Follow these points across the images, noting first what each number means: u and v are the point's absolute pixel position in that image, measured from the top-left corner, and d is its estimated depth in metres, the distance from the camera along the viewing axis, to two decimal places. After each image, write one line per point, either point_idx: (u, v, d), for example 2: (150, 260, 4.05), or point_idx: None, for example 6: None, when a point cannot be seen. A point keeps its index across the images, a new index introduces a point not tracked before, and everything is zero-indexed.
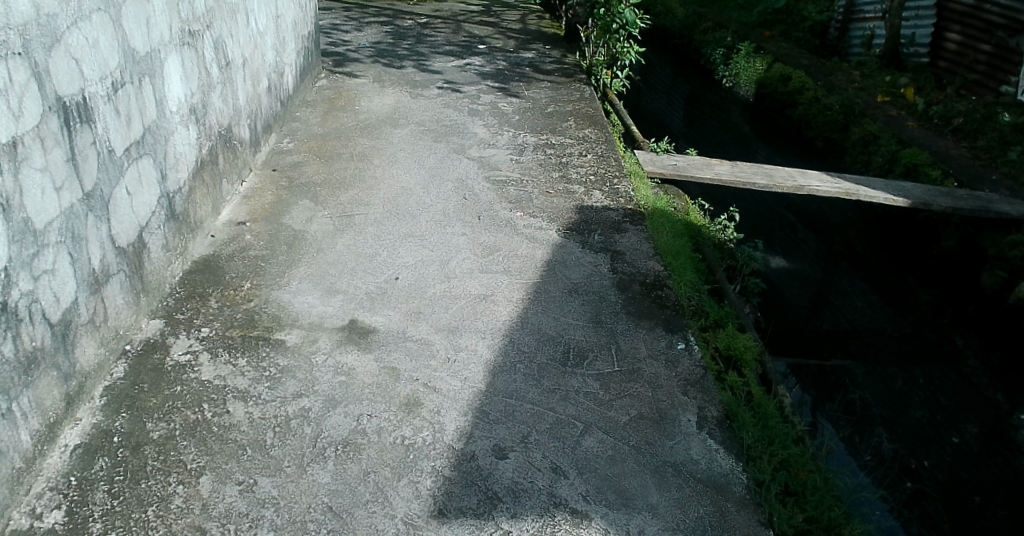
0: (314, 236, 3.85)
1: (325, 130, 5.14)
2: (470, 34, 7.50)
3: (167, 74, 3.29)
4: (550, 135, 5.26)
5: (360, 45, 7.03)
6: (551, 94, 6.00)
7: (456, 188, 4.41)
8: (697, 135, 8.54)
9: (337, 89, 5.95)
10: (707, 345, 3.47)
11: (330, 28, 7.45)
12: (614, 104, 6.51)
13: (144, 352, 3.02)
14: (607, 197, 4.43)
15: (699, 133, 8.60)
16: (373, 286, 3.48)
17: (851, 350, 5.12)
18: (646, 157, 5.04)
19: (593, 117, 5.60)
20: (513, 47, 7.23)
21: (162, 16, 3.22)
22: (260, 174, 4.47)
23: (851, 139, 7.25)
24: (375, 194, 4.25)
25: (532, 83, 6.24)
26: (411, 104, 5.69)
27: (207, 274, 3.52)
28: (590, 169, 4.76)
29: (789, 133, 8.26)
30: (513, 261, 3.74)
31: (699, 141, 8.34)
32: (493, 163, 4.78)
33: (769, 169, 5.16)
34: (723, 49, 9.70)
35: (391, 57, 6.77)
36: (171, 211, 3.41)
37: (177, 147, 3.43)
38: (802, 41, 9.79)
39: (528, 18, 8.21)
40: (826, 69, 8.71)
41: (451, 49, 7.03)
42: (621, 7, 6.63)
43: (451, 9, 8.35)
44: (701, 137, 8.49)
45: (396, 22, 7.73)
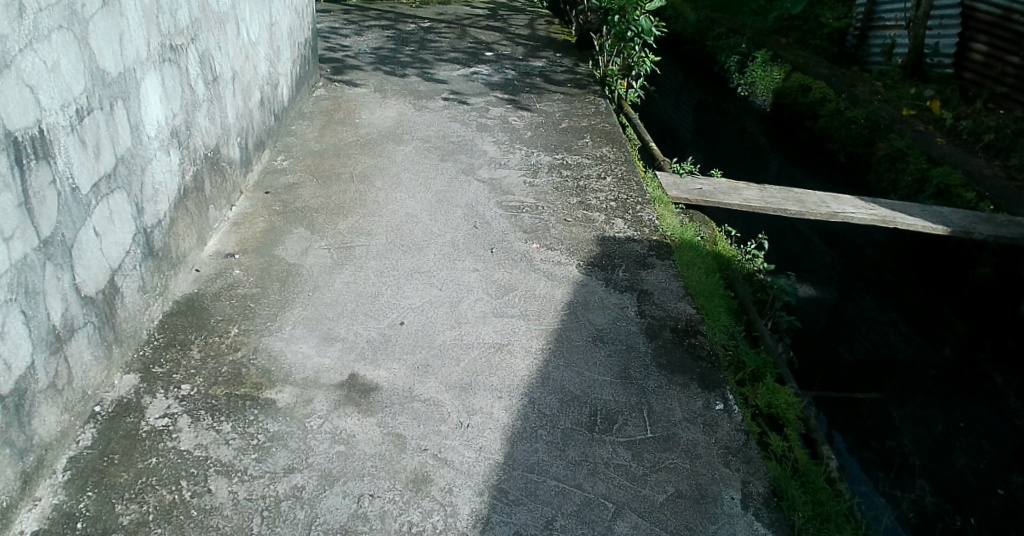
0: (310, 271, 3.49)
1: (322, 147, 4.78)
2: (476, 40, 7.14)
3: (144, 96, 2.95)
4: (565, 153, 4.89)
5: (360, 51, 6.65)
6: (565, 107, 5.65)
7: (466, 214, 4.05)
8: (712, 147, 8.17)
9: (337, 99, 5.59)
10: (746, 402, 3.09)
11: (329, 32, 7.08)
12: (631, 117, 6.16)
13: (116, 416, 2.68)
14: (630, 226, 4.08)
15: (714, 145, 8.22)
16: (374, 331, 3.12)
17: (887, 389, 4.72)
18: (668, 180, 4.68)
19: (610, 134, 5.24)
20: (522, 54, 6.87)
21: (137, 31, 2.87)
22: (252, 197, 4.10)
23: (877, 156, 6.91)
24: (378, 223, 3.89)
25: (543, 95, 5.88)
26: (415, 118, 5.33)
27: (190, 317, 3.17)
28: (611, 193, 4.41)
29: (809, 147, 7.90)
30: (530, 301, 3.38)
31: (714, 154, 7.97)
32: (505, 186, 4.41)
33: (800, 194, 4.82)
34: (738, 56, 9.33)
35: (394, 64, 6.41)
36: (149, 248, 3.06)
37: (156, 177, 3.08)
38: (819, 49, 9.44)
39: (536, 23, 7.85)
40: (847, 79, 8.36)
41: (457, 56, 6.67)
42: (637, 14, 6.27)
43: (455, 12, 7.99)
44: (717, 150, 8.11)
45: (398, 26, 7.36)
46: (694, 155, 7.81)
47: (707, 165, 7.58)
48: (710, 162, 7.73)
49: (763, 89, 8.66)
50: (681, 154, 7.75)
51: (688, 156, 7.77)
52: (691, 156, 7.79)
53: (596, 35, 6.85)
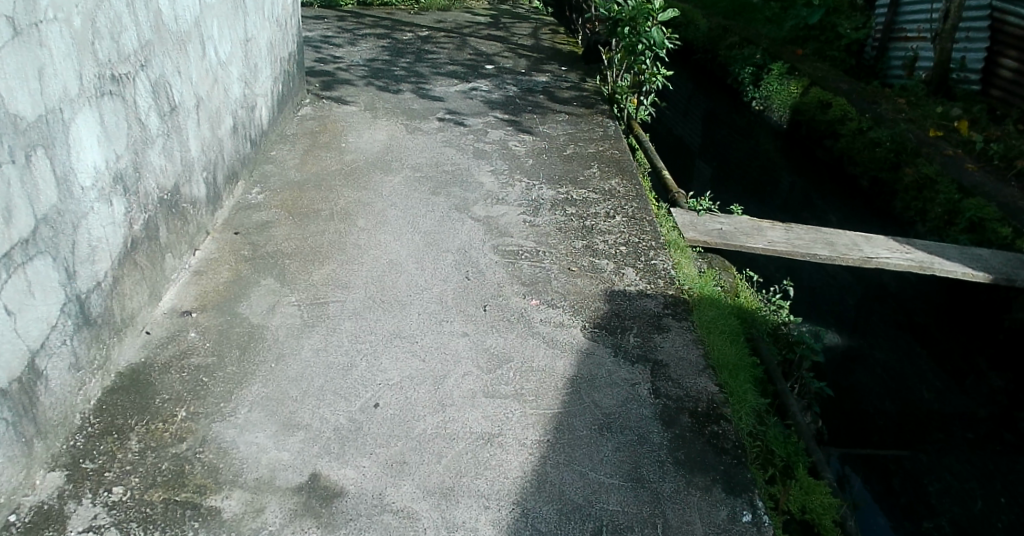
0: (276, 334, 3.05)
1: (302, 176, 4.33)
2: (476, 51, 6.68)
3: (78, 139, 2.49)
4: (569, 185, 4.41)
5: (352, 63, 6.22)
6: (570, 129, 5.18)
7: (457, 260, 3.60)
8: (726, 169, 7.69)
9: (322, 118, 5.15)
10: (777, 506, 2.74)
11: (320, 41, 6.65)
12: (641, 138, 5.62)
13: (32, 528, 2.24)
14: (642, 277, 3.62)
15: (728, 168, 7.75)
16: (344, 416, 2.68)
17: (922, 457, 4.20)
18: (684, 219, 4.22)
19: (620, 162, 4.77)
20: (525, 68, 6.41)
21: (66, 63, 2.40)
22: (219, 239, 3.66)
23: (903, 182, 6.46)
24: (357, 272, 3.44)
25: (547, 114, 5.41)
26: (406, 141, 4.87)
27: (133, 395, 2.74)
28: (621, 235, 3.93)
29: (829, 168, 7.39)
30: (527, 376, 2.94)
31: (728, 178, 7.50)
32: (502, 225, 3.96)
33: (829, 237, 4.38)
34: (753, 67, 8.85)
35: (387, 79, 5.97)
36: (85, 317, 2.61)
37: (94, 231, 2.63)
38: (837, 61, 8.98)
39: (541, 32, 7.40)
40: (868, 95, 7.89)
41: (455, 70, 6.22)
42: (649, 27, 5.91)
43: (454, 20, 7.54)
44: (730, 172, 7.64)
45: (393, 34, 6.92)
46: (706, 180, 7.34)
47: (720, 192, 7.12)
48: (723, 188, 7.25)
49: (780, 104, 8.16)
50: (691, 181, 7.28)
51: (699, 182, 7.30)
52: (702, 182, 7.32)
53: (604, 48, 6.38)
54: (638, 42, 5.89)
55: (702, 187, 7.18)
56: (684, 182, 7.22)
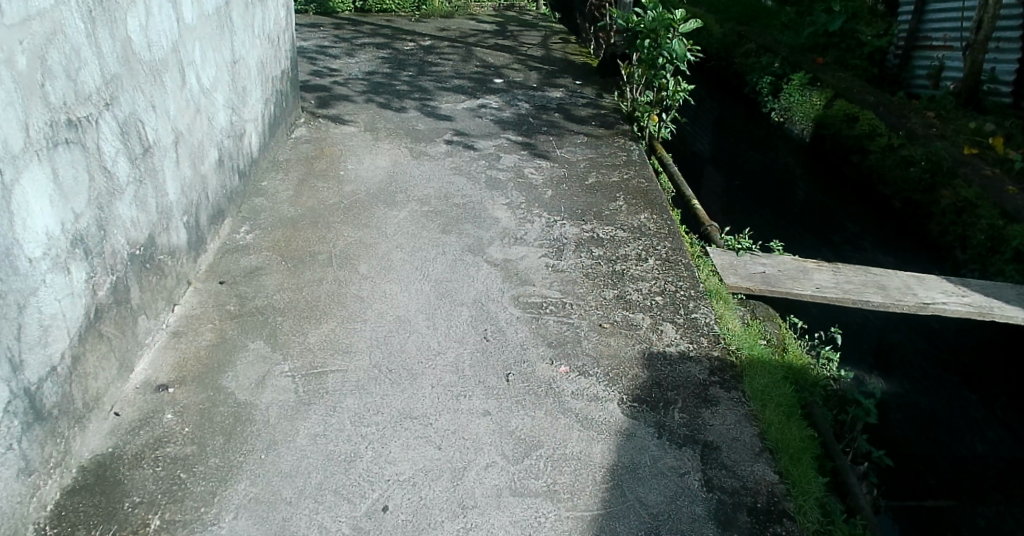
0: (265, 414, 2.64)
1: (296, 212, 3.89)
2: (483, 63, 6.26)
3: (22, 203, 2.06)
4: (594, 222, 3.97)
5: (351, 77, 5.80)
6: (590, 154, 4.76)
7: (473, 314, 3.18)
8: (748, 184, 7.23)
9: (319, 141, 4.72)
10: None
11: (316, 52, 6.23)
12: (665, 161, 5.18)
13: None
14: (682, 334, 3.19)
15: (750, 181, 7.28)
16: (346, 524, 2.26)
17: (980, 522, 3.79)
18: (723, 262, 3.80)
19: (646, 191, 4.35)
20: (536, 82, 5.99)
21: (7, 115, 1.97)
22: (203, 291, 3.24)
23: (940, 205, 6.05)
24: (359, 333, 3.01)
25: (564, 136, 4.99)
26: (411, 167, 4.44)
27: (97, 495, 2.32)
28: (656, 283, 3.50)
29: (858, 186, 6.98)
30: (559, 467, 2.51)
31: (750, 195, 7.04)
32: (521, 268, 3.53)
33: (880, 281, 3.98)
34: (771, 77, 8.43)
35: (388, 94, 5.55)
36: (37, 411, 2.20)
37: (45, 310, 2.20)
38: (859, 70, 8.57)
39: (551, 42, 6.98)
40: (895, 109, 7.48)
41: (462, 84, 5.80)
42: (670, 39, 5.47)
43: (459, 28, 7.11)
44: (753, 187, 7.18)
45: (394, 45, 6.50)
46: (728, 198, 6.88)
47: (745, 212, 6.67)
48: (747, 207, 6.81)
49: (802, 117, 7.73)
50: (714, 199, 6.83)
51: (722, 200, 6.85)
52: (725, 200, 6.86)
53: (623, 62, 5.96)
54: (659, 56, 5.45)
55: (726, 207, 6.73)
56: (707, 201, 6.77)
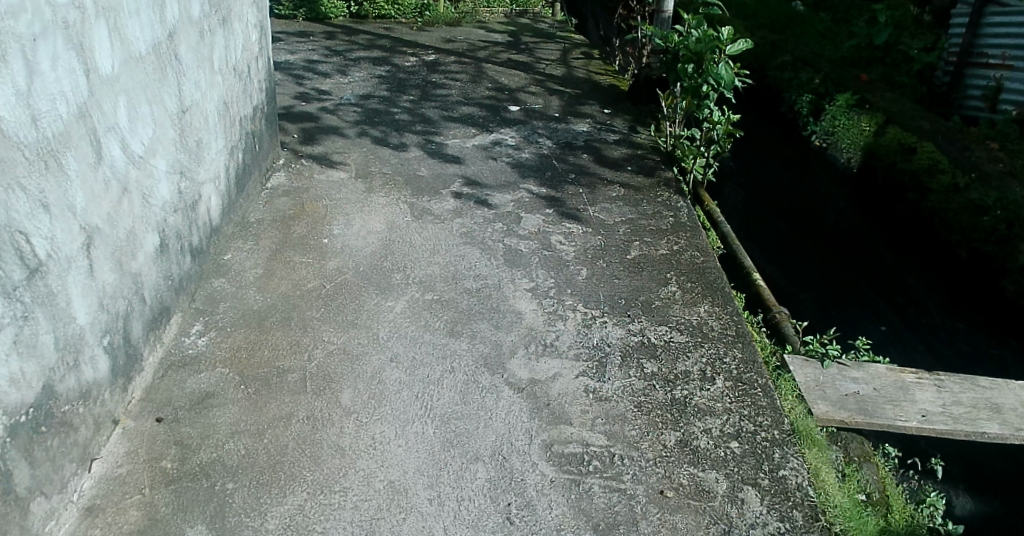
0: None
1: (265, 302, 3.07)
2: (495, 84, 5.42)
3: None
4: (642, 317, 3.14)
5: (342, 104, 4.98)
6: (630, 214, 3.88)
7: (491, 474, 2.38)
8: (793, 220, 6.16)
9: (298, 193, 3.89)
10: None
11: (304, 70, 5.45)
12: (716, 219, 4.29)
13: None
14: (771, 507, 2.40)
15: (795, 218, 6.22)
16: None
17: None
18: (806, 380, 3.02)
19: (702, 268, 3.51)
20: (558, 107, 5.14)
21: None
22: (134, 434, 2.45)
23: (1018, 261, 5.16)
24: (336, 515, 2.20)
25: (596, 187, 4.12)
26: (412, 231, 3.60)
27: None
28: (729, 421, 2.69)
29: (914, 230, 6.09)
30: None
31: (798, 234, 5.96)
32: (553, 391, 2.72)
33: (994, 401, 3.20)
34: (812, 95, 7.55)
35: (385, 126, 4.71)
36: None
37: None
38: (907, 88, 7.72)
39: (571, 57, 6.13)
40: (956, 139, 6.62)
41: (471, 113, 4.96)
42: (716, 62, 4.69)
43: (466, 39, 6.28)
44: (798, 225, 6.11)
45: (394, 62, 5.71)
46: (772, 240, 5.82)
47: (797, 259, 5.59)
48: (797, 251, 5.74)
49: (851, 145, 6.85)
50: (758, 242, 5.74)
51: (767, 242, 5.76)
52: (771, 243, 5.77)
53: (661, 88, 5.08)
54: (706, 84, 4.62)
55: (774, 252, 5.65)
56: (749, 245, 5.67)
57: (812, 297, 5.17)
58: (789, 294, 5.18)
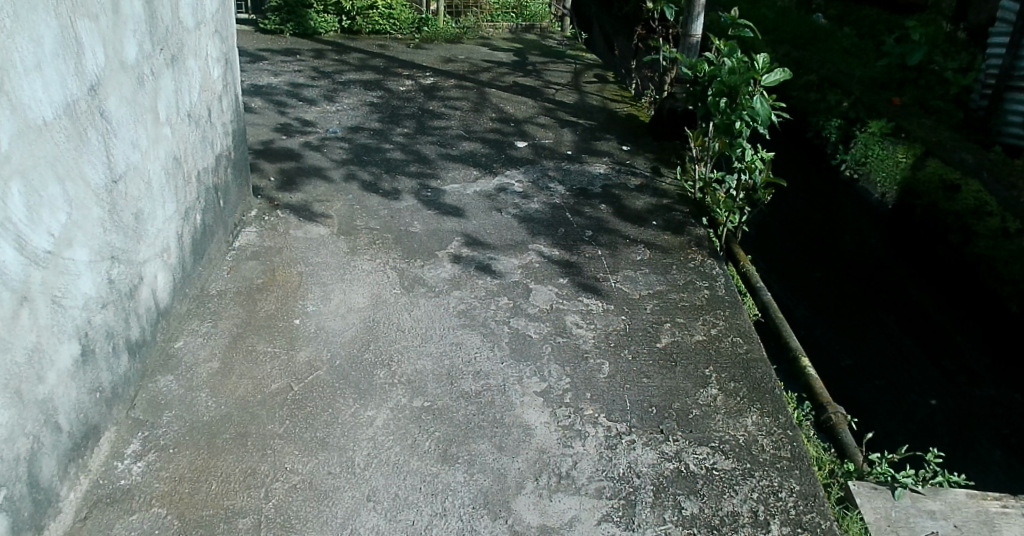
0: None
1: (219, 411, 2.54)
2: (500, 114, 4.87)
3: None
4: (678, 433, 2.60)
5: (328, 138, 4.44)
6: (657, 284, 3.31)
7: None
8: (829, 264, 5.60)
9: (270, 255, 3.34)
10: None
11: (288, 97, 4.95)
12: (753, 284, 3.69)
13: None
14: None
15: (831, 261, 5.65)
16: None
17: None
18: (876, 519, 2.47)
19: (745, 361, 2.96)
20: (570, 141, 4.58)
21: None
22: None
23: None
24: None
25: (617, 247, 3.53)
26: (401, 307, 3.05)
27: None
28: None
29: (957, 277, 5.53)
30: None
31: (834, 283, 5.41)
32: None
33: None
34: (841, 119, 6.98)
35: (375, 166, 4.16)
36: None
37: None
38: (943, 113, 7.11)
39: (583, 80, 5.57)
40: (1003, 174, 6.03)
41: (473, 149, 4.39)
42: (751, 97, 4.13)
43: (468, 60, 5.76)
44: (834, 271, 5.56)
45: (388, 87, 5.18)
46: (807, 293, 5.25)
47: (837, 317, 5.06)
48: (836, 304, 5.21)
49: (888, 179, 6.25)
50: (794, 295, 5.21)
51: (803, 294, 5.23)
52: (806, 295, 5.24)
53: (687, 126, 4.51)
54: (740, 122, 4.09)
55: (812, 307, 5.13)
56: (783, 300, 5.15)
57: (856, 365, 4.65)
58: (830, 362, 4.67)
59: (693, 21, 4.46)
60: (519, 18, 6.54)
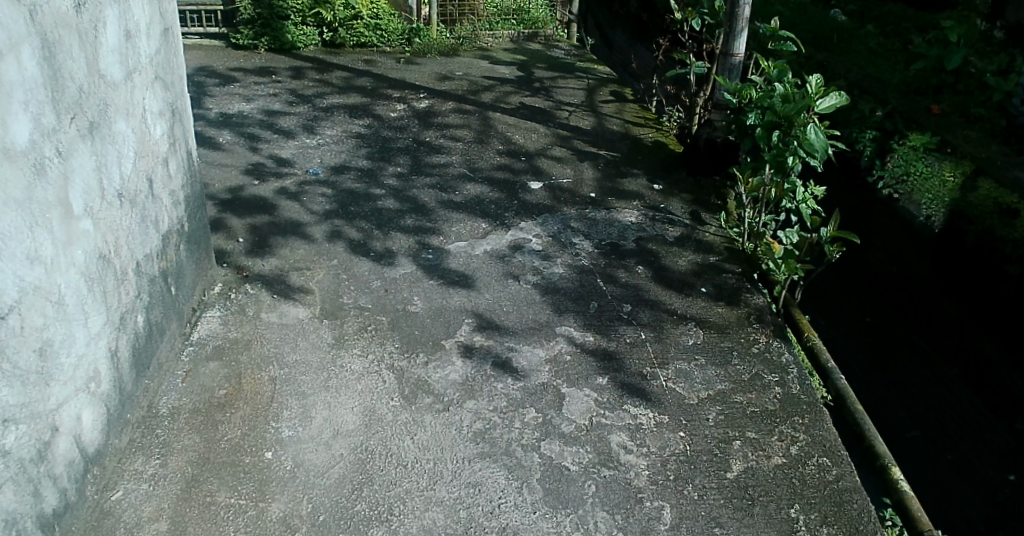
0: None
1: None
2: (508, 143, 4.21)
3: None
4: None
5: (308, 181, 3.77)
6: (717, 382, 2.67)
7: None
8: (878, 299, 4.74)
9: (236, 356, 2.70)
10: None
11: (262, 128, 4.30)
12: (824, 366, 3.04)
13: None
14: None
15: (883, 294, 4.72)
16: None
17: None
18: None
19: (837, 493, 2.32)
20: (592, 177, 3.92)
21: None
22: None
23: None
24: None
25: (664, 329, 2.90)
26: (400, 428, 2.41)
27: None
28: None
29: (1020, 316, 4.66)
30: None
31: (887, 326, 4.52)
32: None
33: None
34: (876, 132, 6.10)
35: (365, 218, 3.49)
36: None
37: None
38: (984, 123, 6.27)
39: (599, 98, 4.91)
40: None
41: (478, 192, 3.73)
42: (807, 129, 3.49)
43: (466, 77, 5.10)
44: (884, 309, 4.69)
45: (377, 112, 4.51)
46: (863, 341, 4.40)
47: (894, 375, 4.20)
48: (890, 358, 4.34)
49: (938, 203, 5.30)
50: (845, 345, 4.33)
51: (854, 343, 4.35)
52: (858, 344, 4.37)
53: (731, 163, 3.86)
54: (795, 158, 3.45)
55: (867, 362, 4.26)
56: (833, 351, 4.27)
57: (923, 438, 3.81)
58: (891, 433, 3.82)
59: (736, 38, 3.79)
60: (520, 25, 5.93)
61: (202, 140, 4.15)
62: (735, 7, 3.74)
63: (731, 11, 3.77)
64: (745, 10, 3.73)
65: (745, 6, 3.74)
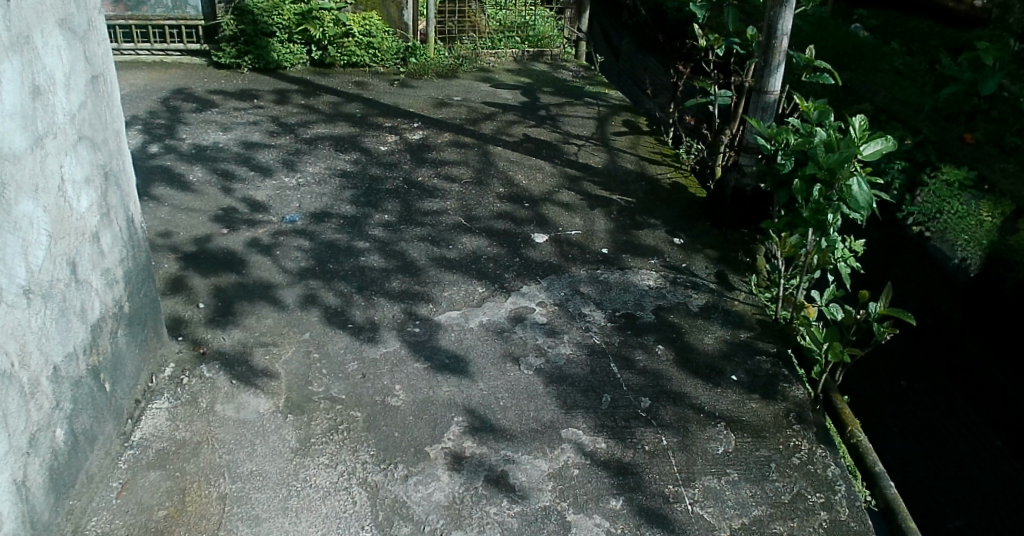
0: None
1: None
2: (510, 184, 3.77)
3: None
4: None
5: (283, 231, 3.35)
6: (753, 506, 2.24)
7: None
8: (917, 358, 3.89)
9: (181, 463, 2.26)
10: None
11: (238, 164, 3.88)
12: (871, 469, 2.57)
13: None
14: None
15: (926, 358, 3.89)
16: None
17: None
18: None
19: None
20: (604, 228, 3.48)
21: None
22: None
23: None
24: None
25: (689, 432, 2.47)
26: None
27: None
28: None
29: None
30: None
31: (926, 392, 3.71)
32: None
33: None
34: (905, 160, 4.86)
35: (345, 278, 3.06)
36: None
37: None
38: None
39: (612, 129, 4.46)
40: None
41: (475, 245, 3.28)
42: (851, 182, 3.05)
43: (466, 103, 4.67)
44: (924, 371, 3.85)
45: (365, 145, 4.08)
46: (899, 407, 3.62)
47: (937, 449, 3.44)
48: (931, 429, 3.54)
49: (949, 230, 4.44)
50: (876, 405, 3.62)
51: (887, 403, 3.63)
52: (894, 404, 3.64)
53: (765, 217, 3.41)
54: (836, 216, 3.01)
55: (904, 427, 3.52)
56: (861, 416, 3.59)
57: (969, 529, 3.08)
58: (927, 521, 3.10)
59: (771, 74, 3.33)
60: (525, 43, 5.51)
61: (171, 179, 3.75)
62: (771, 39, 3.29)
63: (766, 43, 3.32)
64: (783, 42, 3.28)
65: (782, 38, 3.28)
